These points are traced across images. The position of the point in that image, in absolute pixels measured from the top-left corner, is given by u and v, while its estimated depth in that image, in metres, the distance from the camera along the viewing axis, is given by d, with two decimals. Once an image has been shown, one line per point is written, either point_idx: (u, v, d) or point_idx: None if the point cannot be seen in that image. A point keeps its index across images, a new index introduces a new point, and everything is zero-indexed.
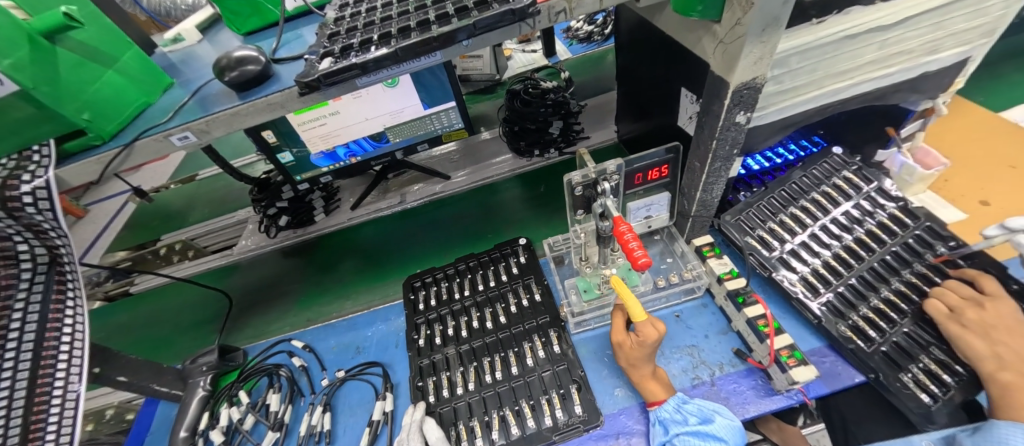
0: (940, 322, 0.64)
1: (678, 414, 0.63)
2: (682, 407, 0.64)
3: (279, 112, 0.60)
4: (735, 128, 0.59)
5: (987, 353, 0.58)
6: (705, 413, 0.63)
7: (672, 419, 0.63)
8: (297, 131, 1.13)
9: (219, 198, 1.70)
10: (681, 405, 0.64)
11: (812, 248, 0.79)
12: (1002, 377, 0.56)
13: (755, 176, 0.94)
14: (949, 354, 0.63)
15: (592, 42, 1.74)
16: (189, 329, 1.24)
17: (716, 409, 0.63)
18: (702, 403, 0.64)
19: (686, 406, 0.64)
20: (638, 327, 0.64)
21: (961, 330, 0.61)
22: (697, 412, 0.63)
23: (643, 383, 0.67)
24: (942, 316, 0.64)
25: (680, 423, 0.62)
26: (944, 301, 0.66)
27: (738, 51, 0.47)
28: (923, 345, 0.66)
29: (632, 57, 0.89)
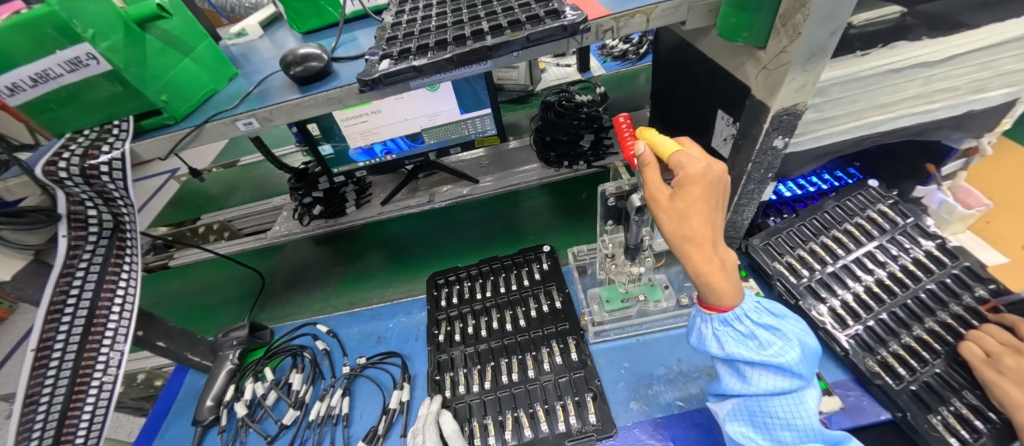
0: (976, 367, 0.63)
1: (746, 334, 0.50)
2: (753, 323, 0.50)
3: (336, 107, 0.65)
4: (772, 153, 0.60)
5: None
6: (780, 334, 0.52)
7: (735, 334, 0.51)
8: (339, 126, 1.19)
9: (259, 185, 1.79)
10: (749, 317, 0.51)
11: (843, 280, 0.78)
12: None
13: (786, 203, 0.94)
14: (983, 400, 0.62)
15: (626, 60, 1.74)
16: (224, 305, 1.30)
17: (795, 334, 0.53)
18: (776, 323, 0.52)
19: (758, 326, 0.50)
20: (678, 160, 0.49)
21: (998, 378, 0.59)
22: (767, 326, 0.51)
23: (711, 271, 0.47)
24: (978, 360, 0.63)
25: (749, 346, 0.51)
26: (981, 345, 0.64)
27: (782, 77, 0.48)
28: (955, 388, 0.64)
29: (668, 77, 0.91)
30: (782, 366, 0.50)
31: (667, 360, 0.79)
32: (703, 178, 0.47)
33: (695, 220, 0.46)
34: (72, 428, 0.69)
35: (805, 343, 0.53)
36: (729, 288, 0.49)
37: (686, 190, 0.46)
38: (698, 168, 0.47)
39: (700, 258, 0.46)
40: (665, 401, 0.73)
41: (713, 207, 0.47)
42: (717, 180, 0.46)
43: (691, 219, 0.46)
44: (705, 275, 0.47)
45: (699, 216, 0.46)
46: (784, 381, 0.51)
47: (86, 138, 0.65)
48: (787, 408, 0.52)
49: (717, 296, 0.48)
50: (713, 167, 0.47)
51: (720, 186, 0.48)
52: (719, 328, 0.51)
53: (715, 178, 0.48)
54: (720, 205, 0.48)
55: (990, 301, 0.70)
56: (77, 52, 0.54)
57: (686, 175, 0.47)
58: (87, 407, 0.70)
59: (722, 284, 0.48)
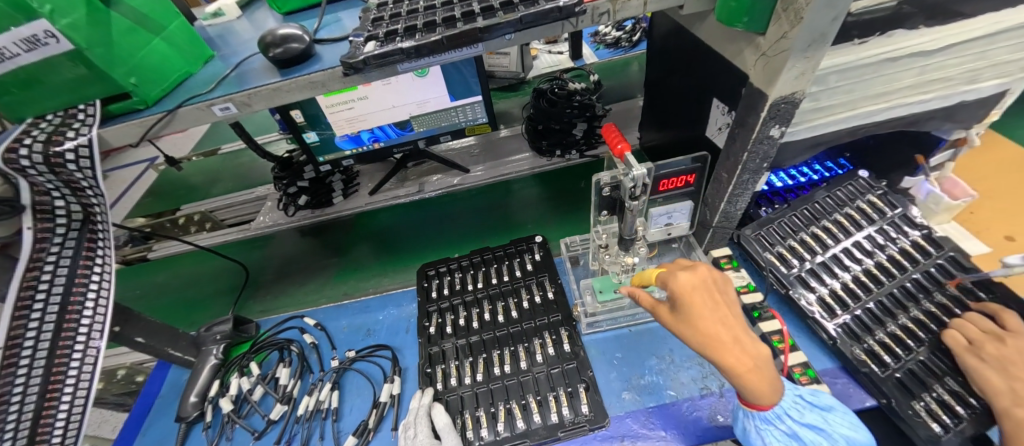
0: (958, 354, 0.64)
1: (793, 435, 0.54)
2: (801, 425, 0.54)
3: (318, 91, 0.61)
4: (768, 142, 0.58)
5: (1004, 389, 0.58)
6: (825, 433, 0.55)
7: (782, 434, 0.54)
8: (325, 113, 1.15)
9: (242, 174, 1.73)
10: (797, 419, 0.54)
11: (832, 270, 0.79)
12: (1017, 414, 0.55)
13: (778, 193, 0.94)
14: (964, 385, 0.63)
15: (620, 47, 1.72)
16: (207, 299, 1.26)
17: (841, 431, 0.55)
18: (822, 422, 0.55)
19: (807, 427, 0.54)
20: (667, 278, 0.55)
21: (979, 364, 0.61)
22: (815, 427, 0.55)
23: (744, 373, 0.48)
24: (961, 348, 0.64)
25: (796, 444, 0.54)
26: (964, 332, 0.65)
27: (781, 64, 0.47)
28: (938, 375, 0.65)
29: (663, 65, 0.90)
30: None
31: (659, 350, 0.79)
32: (697, 285, 0.52)
33: (708, 330, 0.49)
34: (47, 428, 0.66)
35: (853, 439, 0.55)
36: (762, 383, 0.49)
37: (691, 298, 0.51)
38: (687, 279, 0.52)
39: (728, 359, 0.48)
40: (657, 391, 0.74)
41: (722, 311, 0.51)
42: (703, 285, 0.52)
43: (703, 328, 0.49)
44: (738, 372, 0.48)
45: (707, 320, 0.50)
46: None
47: (48, 123, 0.61)
48: None
49: (756, 393, 0.49)
50: (696, 275, 0.53)
51: (711, 290, 0.52)
52: (764, 427, 0.54)
53: (707, 285, 0.53)
54: (727, 308, 0.51)
55: (956, 277, 0.73)
56: (34, 30, 0.50)
57: (676, 288, 0.52)
58: (63, 405, 0.68)
59: (759, 380, 0.49)
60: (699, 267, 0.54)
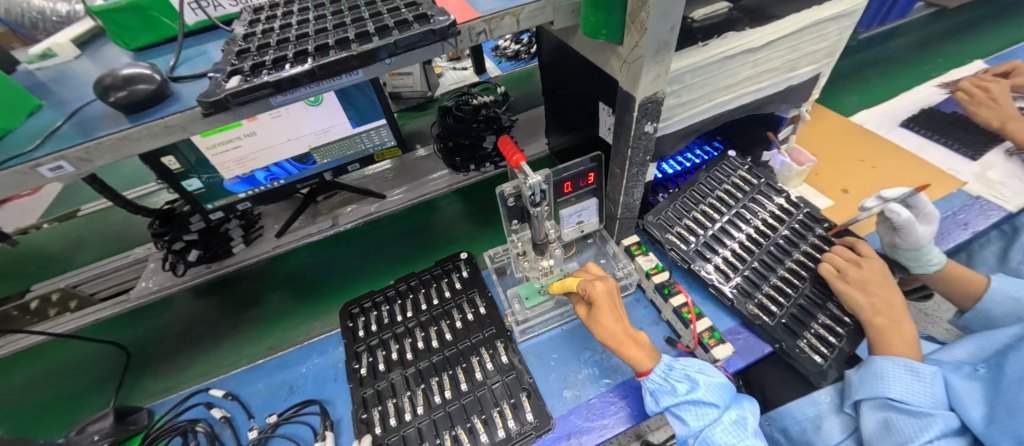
0: (830, 281, 0.77)
1: (664, 386, 0.63)
2: (669, 375, 0.64)
3: (181, 135, 0.55)
4: (646, 137, 0.64)
5: (865, 303, 0.72)
6: (692, 378, 0.64)
7: (661, 389, 0.63)
8: (206, 156, 1.03)
9: (113, 236, 1.48)
10: (668, 372, 0.64)
11: (721, 240, 0.89)
12: (876, 321, 0.70)
13: (670, 179, 1.05)
14: (840, 308, 0.77)
15: (520, 60, 1.85)
16: (79, 393, 1.05)
17: (702, 371, 0.65)
18: (685, 369, 0.65)
19: (673, 374, 0.64)
20: (585, 286, 0.72)
21: (847, 287, 0.74)
22: (680, 376, 0.64)
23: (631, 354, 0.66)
24: (833, 276, 0.77)
25: (670, 393, 0.63)
26: (833, 263, 0.79)
27: (640, 69, 0.53)
28: (821, 303, 0.78)
29: (554, 74, 0.95)
30: (698, 400, 0.62)
31: (590, 343, 0.83)
32: (603, 293, 0.70)
33: (606, 322, 0.69)
34: None
35: (710, 376, 0.64)
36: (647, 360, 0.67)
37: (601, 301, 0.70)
38: (599, 285, 0.71)
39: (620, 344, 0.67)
40: (594, 381, 0.77)
41: (617, 311, 0.71)
42: (610, 293, 0.70)
43: (605, 320, 0.69)
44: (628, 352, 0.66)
45: (608, 318, 0.69)
46: (712, 415, 0.61)
47: None
48: (728, 433, 0.61)
49: (639, 364, 0.65)
50: (605, 285, 0.71)
51: (612, 297, 0.71)
52: (654, 391, 0.64)
53: (614, 293, 0.72)
54: (620, 309, 0.72)
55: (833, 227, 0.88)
56: None
57: (590, 294, 0.71)
58: None
59: (639, 355, 0.66)
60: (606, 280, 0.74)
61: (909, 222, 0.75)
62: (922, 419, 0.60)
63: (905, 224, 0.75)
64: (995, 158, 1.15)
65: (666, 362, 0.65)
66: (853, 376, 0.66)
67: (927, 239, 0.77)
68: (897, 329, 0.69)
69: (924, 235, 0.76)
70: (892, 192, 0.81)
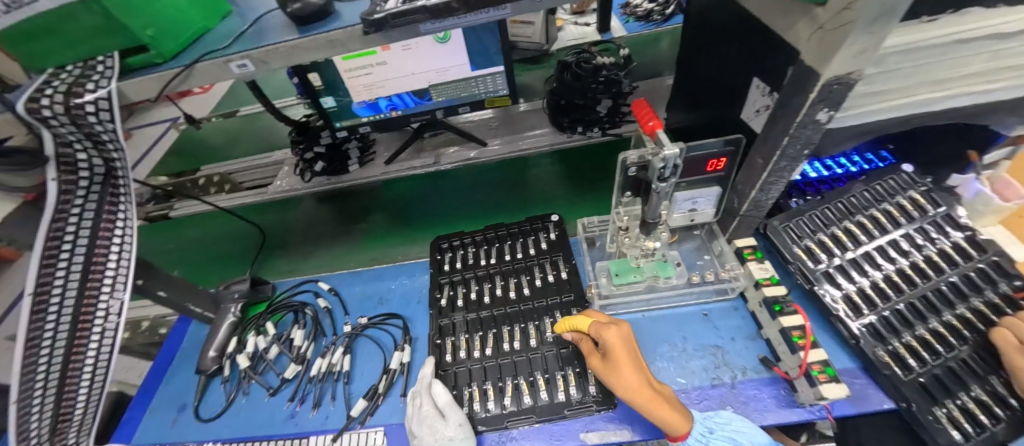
0: (1006, 352, 0.60)
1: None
2: (710, 440, 0.59)
3: (339, 50, 0.59)
4: (813, 127, 0.54)
5: None
6: (737, 443, 0.59)
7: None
8: (342, 78, 1.13)
9: (261, 137, 1.74)
10: (709, 437, 0.59)
11: (862, 268, 0.75)
12: None
13: (811, 184, 0.88)
14: (1009, 388, 0.61)
15: (651, 21, 1.60)
16: (229, 258, 1.31)
17: (747, 432, 0.60)
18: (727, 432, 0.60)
19: (715, 439, 0.59)
20: (598, 329, 0.66)
21: None
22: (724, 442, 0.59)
23: (659, 411, 0.58)
24: (1011, 347, 0.60)
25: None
26: (1015, 332, 0.62)
27: (841, 40, 0.43)
28: (981, 375, 0.63)
29: (696, 41, 0.85)
30: None
31: (671, 337, 0.78)
32: (619, 337, 0.64)
33: (630, 376, 0.60)
34: (79, 361, 0.73)
35: (753, 435, 0.60)
36: (675, 418, 0.59)
37: (619, 346, 0.63)
38: (615, 333, 0.65)
39: (646, 399, 0.58)
40: (667, 377, 0.73)
41: (639, 361, 0.63)
42: (627, 339, 0.64)
43: (629, 374, 0.60)
44: (656, 409, 0.58)
45: (629, 367, 0.61)
46: None
47: (68, 75, 0.61)
48: None
49: (675, 426, 0.58)
50: (622, 330, 0.65)
51: (630, 344, 0.65)
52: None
53: (630, 341, 0.65)
54: (641, 359, 0.64)
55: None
56: None
57: (608, 343, 0.64)
58: (92, 342, 0.74)
59: (674, 413, 0.58)
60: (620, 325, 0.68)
61: None
62: None
63: None
64: None
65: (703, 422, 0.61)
66: None
67: None
68: None
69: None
70: None
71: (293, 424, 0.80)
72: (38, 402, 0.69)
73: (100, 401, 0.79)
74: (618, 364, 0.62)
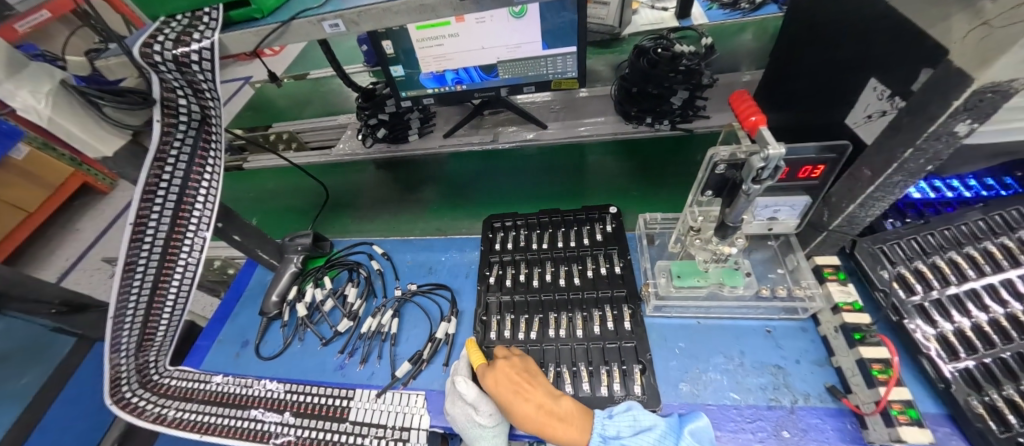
0: None
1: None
2: None
3: (428, 15, 0.59)
4: (946, 139, 0.47)
5: None
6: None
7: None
8: (415, 47, 1.14)
9: (330, 100, 1.82)
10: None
11: (965, 307, 0.65)
12: None
13: (913, 205, 0.79)
14: None
15: (737, 9, 1.40)
16: (295, 212, 1.41)
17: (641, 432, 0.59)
18: (617, 438, 0.59)
19: None
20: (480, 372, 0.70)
21: None
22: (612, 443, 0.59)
23: (554, 432, 0.62)
24: None
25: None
26: None
27: (1011, 39, 0.36)
28: None
29: (796, 34, 0.77)
30: None
31: (728, 349, 0.73)
32: (500, 375, 0.67)
33: (517, 409, 0.64)
34: (163, 291, 0.80)
35: (647, 433, 0.58)
36: (573, 431, 0.62)
37: (498, 385, 0.66)
38: (493, 374, 0.68)
39: (537, 426, 0.62)
40: (719, 389, 0.69)
41: (528, 389, 0.65)
42: (506, 375, 0.67)
43: (515, 410, 0.64)
44: (549, 432, 0.62)
45: (513, 403, 0.64)
46: None
47: (178, 23, 0.66)
48: None
49: (572, 443, 0.61)
50: (501, 368, 0.68)
51: (514, 375, 0.67)
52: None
53: (512, 371, 0.68)
54: (532, 384, 0.66)
55: None
56: None
57: (487, 384, 0.67)
58: (176, 275, 0.81)
59: (568, 431, 0.61)
60: (502, 359, 0.70)
61: None
62: None
63: None
64: None
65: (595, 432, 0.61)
66: None
67: None
68: None
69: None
70: None
71: (341, 375, 0.85)
72: (129, 319, 0.77)
73: (178, 327, 0.87)
74: (505, 402, 0.65)
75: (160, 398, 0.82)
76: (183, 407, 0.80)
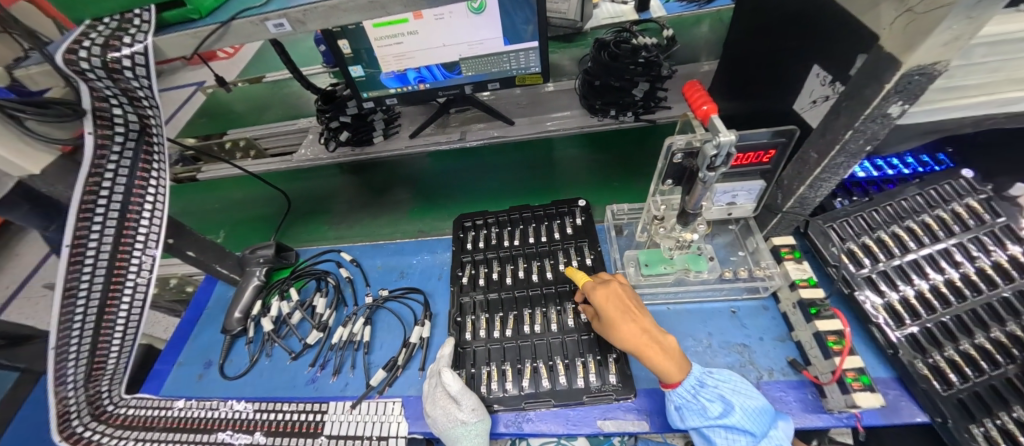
0: None
1: (688, 401, 0.61)
2: (700, 393, 0.61)
3: (379, 13, 0.56)
4: (881, 121, 0.50)
5: None
6: (725, 399, 0.60)
7: (690, 407, 0.61)
8: (373, 46, 1.10)
9: (290, 104, 1.74)
10: (698, 389, 0.61)
11: (907, 276, 0.70)
12: None
13: (859, 184, 0.83)
14: None
15: (693, 3, 1.46)
16: (258, 221, 1.36)
17: (739, 397, 0.60)
18: (717, 390, 0.61)
19: (704, 393, 0.60)
20: (591, 288, 0.70)
21: None
22: (712, 395, 0.61)
23: (655, 359, 0.61)
24: None
25: (699, 413, 0.60)
26: None
27: (933, 25, 0.38)
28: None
29: (747, 24, 0.79)
30: (729, 423, 0.59)
31: (696, 332, 0.76)
32: (610, 293, 0.68)
33: (623, 327, 0.64)
34: (112, 316, 0.75)
35: (748, 403, 0.60)
36: (672, 365, 0.61)
37: (607, 301, 0.67)
38: (604, 291, 0.68)
39: (639, 346, 0.62)
40: None
41: (637, 315, 0.66)
42: (617, 295, 0.68)
43: (619, 327, 0.64)
44: (647, 356, 0.61)
45: (620, 320, 0.65)
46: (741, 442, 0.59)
47: (106, 26, 0.61)
48: None
49: (666, 375, 0.60)
50: (613, 288, 0.69)
51: (624, 298, 0.68)
52: (682, 406, 0.61)
53: (621, 295, 0.69)
54: (641, 312, 0.66)
55: None
56: None
57: (596, 298, 0.68)
58: (125, 298, 0.75)
59: (666, 364, 0.61)
60: (612, 282, 0.71)
61: None
62: None
63: None
64: None
65: (699, 375, 0.62)
66: None
67: None
68: None
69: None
70: None
71: (314, 388, 0.82)
72: (74, 350, 0.71)
73: (132, 353, 0.82)
74: (611, 317, 0.66)
75: (116, 430, 0.77)
76: (143, 437, 0.76)
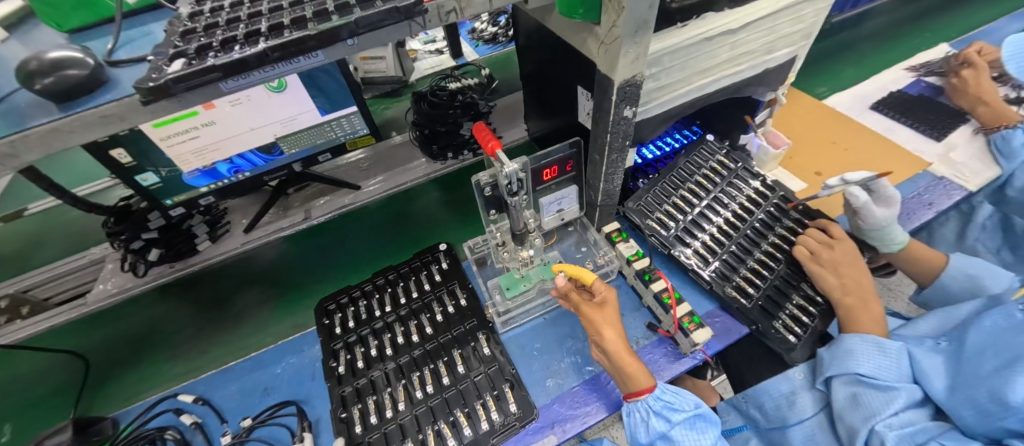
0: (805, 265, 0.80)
1: (674, 402, 0.66)
2: (670, 390, 0.67)
3: (120, 126, 0.49)
4: (625, 122, 0.63)
5: (837, 285, 0.75)
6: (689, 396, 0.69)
7: (667, 405, 0.65)
8: (159, 147, 0.95)
9: (70, 233, 1.39)
10: (667, 388, 0.67)
11: (699, 225, 0.89)
12: (846, 302, 0.74)
13: (649, 164, 1.06)
14: (813, 289, 0.80)
15: (498, 43, 1.69)
16: (48, 398, 1.03)
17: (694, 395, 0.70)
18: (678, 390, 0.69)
19: (672, 390, 0.67)
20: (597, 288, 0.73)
21: (820, 269, 0.77)
22: (689, 397, 0.68)
23: (636, 364, 0.65)
24: (807, 258, 0.80)
25: (675, 412, 0.65)
26: (807, 245, 0.82)
27: (618, 51, 0.50)
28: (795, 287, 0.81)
29: (528, 59, 0.92)
30: (696, 416, 0.66)
31: (573, 331, 0.82)
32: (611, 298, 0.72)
33: (618, 323, 0.69)
34: None
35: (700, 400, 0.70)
36: (648, 374, 0.66)
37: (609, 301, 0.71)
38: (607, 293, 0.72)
39: (626, 345, 0.66)
40: (577, 369, 0.77)
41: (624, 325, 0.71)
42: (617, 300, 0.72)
43: (613, 325, 0.68)
44: (631, 357, 0.65)
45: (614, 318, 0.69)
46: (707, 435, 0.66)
47: None
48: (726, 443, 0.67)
49: (642, 380, 0.65)
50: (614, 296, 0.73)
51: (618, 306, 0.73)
52: (660, 406, 0.64)
53: None
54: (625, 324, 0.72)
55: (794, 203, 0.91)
56: None
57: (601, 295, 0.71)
58: None
59: (643, 371, 0.66)
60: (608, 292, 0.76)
61: (866, 206, 0.81)
62: (887, 392, 0.64)
63: (862, 207, 0.82)
64: (961, 137, 1.14)
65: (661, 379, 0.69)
66: (825, 353, 0.71)
67: (887, 220, 0.81)
68: (865, 308, 0.74)
69: (882, 217, 0.81)
70: (856, 175, 0.84)
71: None
72: None
73: None
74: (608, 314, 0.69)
75: None
76: None
